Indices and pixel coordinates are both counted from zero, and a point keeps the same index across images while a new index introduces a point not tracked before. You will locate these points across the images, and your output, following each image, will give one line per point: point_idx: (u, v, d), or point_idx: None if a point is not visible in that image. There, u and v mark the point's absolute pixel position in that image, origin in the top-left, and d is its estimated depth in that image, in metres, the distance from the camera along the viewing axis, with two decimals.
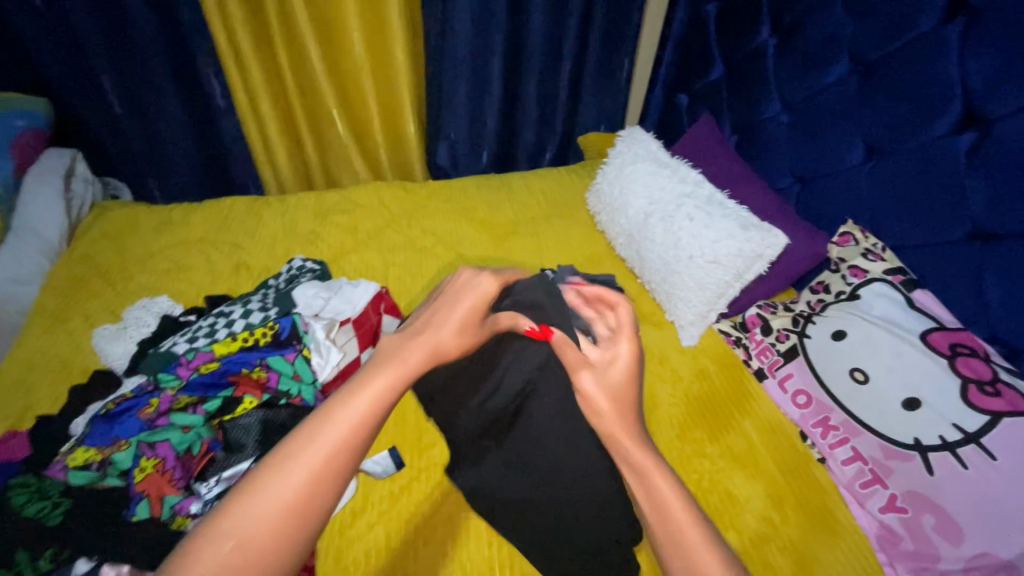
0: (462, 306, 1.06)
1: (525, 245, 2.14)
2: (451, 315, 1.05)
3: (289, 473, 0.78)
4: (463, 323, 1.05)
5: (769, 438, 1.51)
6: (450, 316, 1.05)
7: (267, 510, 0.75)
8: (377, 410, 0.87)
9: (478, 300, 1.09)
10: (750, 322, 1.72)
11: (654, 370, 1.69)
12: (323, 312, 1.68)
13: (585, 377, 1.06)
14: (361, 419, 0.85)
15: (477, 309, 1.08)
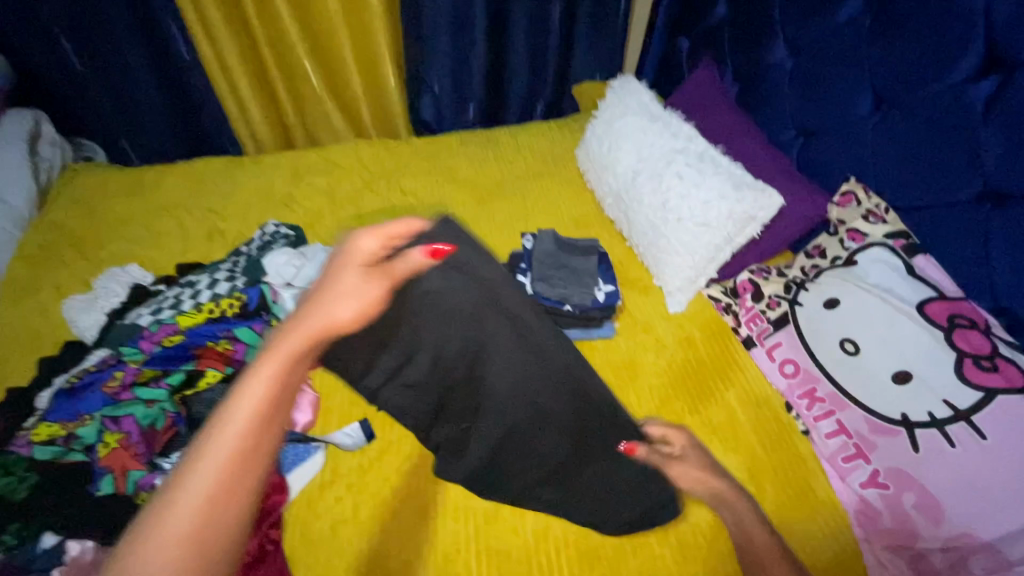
0: (352, 264, 1.08)
1: (510, 207, 2.04)
2: (335, 283, 1.03)
3: (168, 518, 0.73)
4: (358, 277, 1.07)
5: (752, 410, 1.45)
6: (341, 278, 1.04)
7: (161, 547, 0.71)
8: (259, 415, 0.83)
9: (364, 257, 1.09)
10: (741, 287, 1.63)
11: (637, 339, 1.62)
12: (295, 280, 1.59)
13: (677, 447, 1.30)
14: (243, 432, 0.81)
15: (373, 257, 1.11)
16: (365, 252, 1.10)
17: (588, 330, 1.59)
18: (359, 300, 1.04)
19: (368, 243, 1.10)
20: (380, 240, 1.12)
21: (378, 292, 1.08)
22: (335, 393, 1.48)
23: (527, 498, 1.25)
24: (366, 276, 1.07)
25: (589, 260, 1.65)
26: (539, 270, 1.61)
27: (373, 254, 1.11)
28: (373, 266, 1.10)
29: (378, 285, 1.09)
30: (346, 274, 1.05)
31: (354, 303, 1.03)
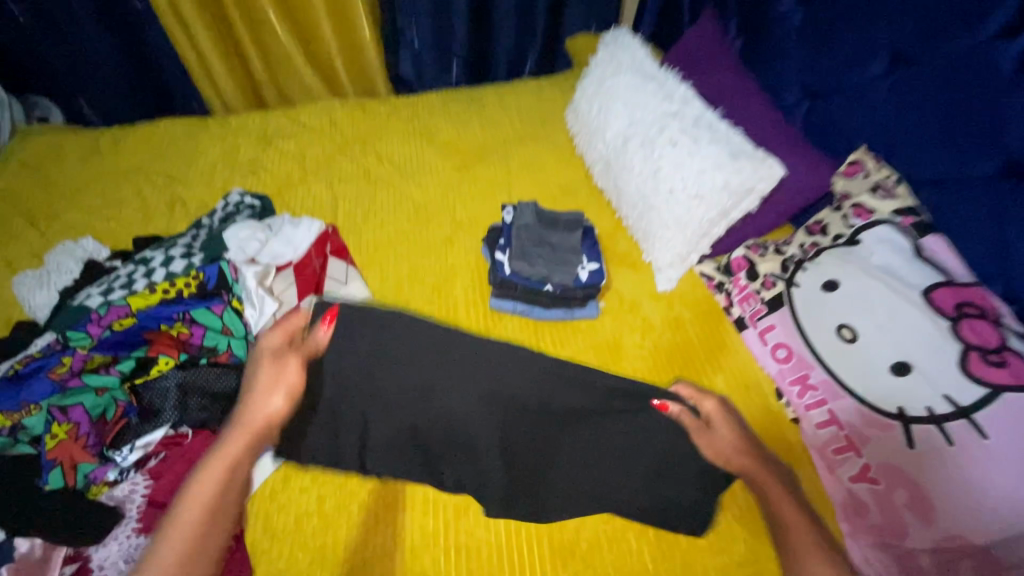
0: (267, 359, 1.20)
1: (492, 174, 1.91)
2: (255, 380, 1.17)
3: None
4: (275, 370, 1.18)
5: (740, 395, 1.39)
6: (259, 376, 1.18)
7: None
8: (198, 517, 0.98)
9: (269, 347, 1.21)
10: (734, 265, 1.54)
11: (623, 318, 1.53)
12: (259, 257, 1.52)
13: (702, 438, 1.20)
14: (185, 534, 0.95)
15: (285, 347, 1.23)
16: (272, 344, 1.22)
17: (570, 311, 1.51)
18: (282, 384, 1.17)
19: (272, 335, 1.22)
20: (279, 328, 1.24)
21: (295, 374, 1.19)
22: None
23: (500, 491, 1.19)
24: (279, 363, 1.19)
25: (572, 237, 1.54)
26: (518, 247, 1.51)
27: (277, 342, 1.22)
28: (282, 354, 1.21)
29: (294, 367, 1.19)
30: (263, 369, 1.18)
31: (281, 391, 1.17)
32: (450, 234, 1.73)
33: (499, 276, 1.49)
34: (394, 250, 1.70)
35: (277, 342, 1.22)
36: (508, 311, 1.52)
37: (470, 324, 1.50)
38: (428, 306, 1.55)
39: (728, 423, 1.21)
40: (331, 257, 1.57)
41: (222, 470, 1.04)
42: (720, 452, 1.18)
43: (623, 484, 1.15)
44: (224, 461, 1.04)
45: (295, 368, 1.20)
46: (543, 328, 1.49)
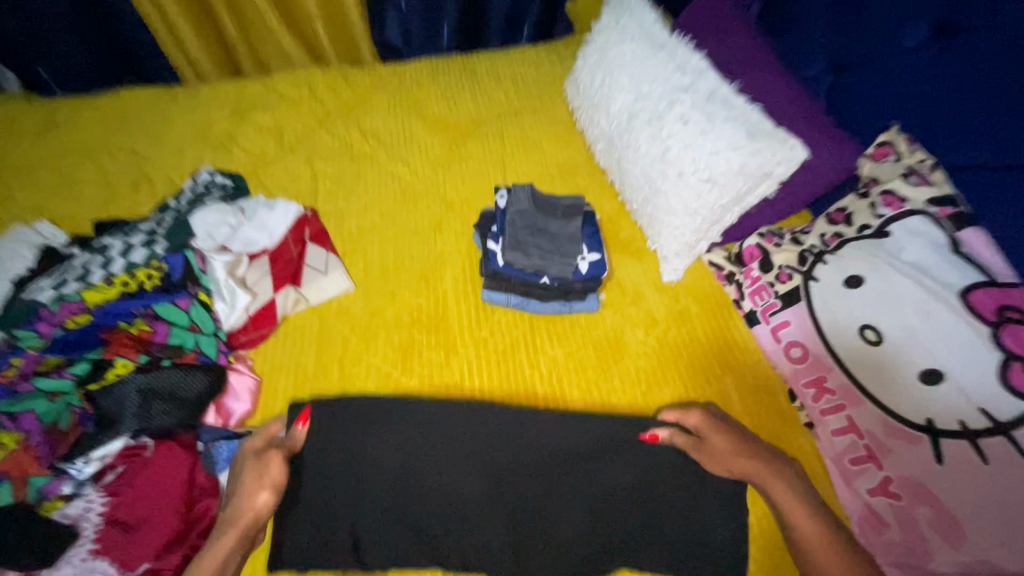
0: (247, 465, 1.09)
1: (486, 152, 1.76)
2: (236, 484, 1.07)
3: None
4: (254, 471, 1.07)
5: (751, 397, 1.29)
6: (240, 483, 1.07)
7: None
8: None
9: (249, 450, 1.12)
10: (746, 254, 1.42)
11: (625, 312, 1.43)
12: (231, 244, 1.42)
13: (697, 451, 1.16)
14: None
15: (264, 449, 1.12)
16: (253, 445, 1.13)
17: (569, 304, 1.39)
18: (263, 483, 1.05)
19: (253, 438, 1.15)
20: (260, 431, 1.16)
21: (276, 473, 1.06)
22: (279, 377, 1.30)
23: (492, 500, 1.15)
24: (257, 463, 1.08)
25: (571, 224, 1.41)
26: (512, 236, 1.38)
27: (257, 443, 1.13)
28: (259, 452, 1.11)
29: (273, 463, 1.07)
30: (244, 472, 1.07)
31: (263, 491, 1.04)
32: (440, 218, 1.60)
33: (493, 268, 1.38)
34: (378, 235, 1.57)
35: (257, 443, 1.13)
36: (500, 303, 1.41)
37: (461, 318, 1.40)
38: (416, 298, 1.44)
39: (719, 430, 1.15)
40: (309, 243, 1.48)
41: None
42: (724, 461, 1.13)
43: (618, 489, 1.17)
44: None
45: (275, 465, 1.07)
46: (539, 322, 1.39)
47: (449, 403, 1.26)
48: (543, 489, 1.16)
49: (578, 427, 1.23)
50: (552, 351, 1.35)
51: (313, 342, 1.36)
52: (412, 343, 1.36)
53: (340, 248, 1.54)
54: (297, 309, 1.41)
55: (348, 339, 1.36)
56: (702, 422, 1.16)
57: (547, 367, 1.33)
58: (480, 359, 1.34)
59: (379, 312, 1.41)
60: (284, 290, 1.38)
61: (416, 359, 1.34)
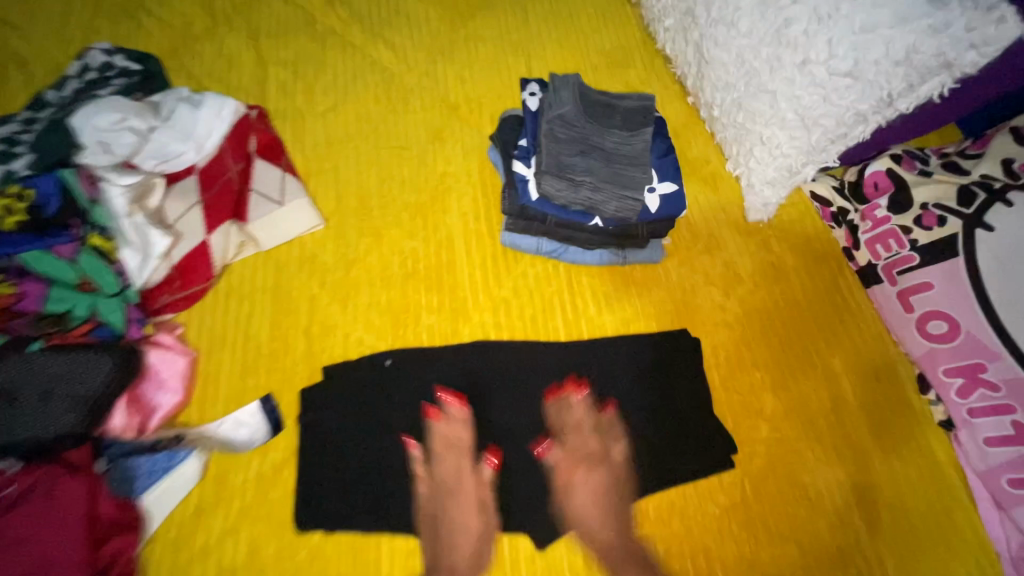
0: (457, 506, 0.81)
1: (501, 30, 1.27)
2: (437, 534, 0.80)
3: None
4: (469, 514, 0.81)
5: (867, 385, 0.96)
6: (457, 528, 0.80)
7: None
8: None
9: (438, 485, 0.83)
10: (867, 184, 1.04)
11: (697, 262, 1.05)
12: (139, 161, 0.98)
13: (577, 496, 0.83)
14: None
15: (472, 482, 0.83)
16: (431, 481, 0.84)
17: (622, 254, 1.01)
18: (472, 536, 0.80)
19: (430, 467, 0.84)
20: (443, 452, 0.84)
21: (478, 522, 0.81)
22: (226, 354, 0.94)
23: (521, 527, 0.83)
24: (456, 511, 0.81)
25: (637, 139, 0.93)
26: (552, 155, 0.90)
27: (446, 475, 0.83)
28: (452, 489, 0.82)
29: (479, 514, 0.81)
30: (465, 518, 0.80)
31: (468, 545, 0.79)
32: (441, 125, 1.16)
33: (520, 202, 0.93)
34: (356, 149, 1.13)
35: (444, 475, 0.83)
36: (528, 249, 1.02)
37: (473, 271, 1.01)
38: (410, 240, 1.04)
39: (589, 488, 0.83)
40: (255, 159, 1.06)
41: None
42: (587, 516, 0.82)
43: (691, 511, 0.86)
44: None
45: (482, 511, 0.81)
46: (580, 277, 1.02)
47: (454, 393, 0.90)
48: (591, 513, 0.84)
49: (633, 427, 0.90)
50: (601, 319, 0.99)
51: (269, 302, 0.98)
52: (406, 305, 0.98)
53: (302, 168, 1.11)
54: (244, 257, 1.01)
55: (317, 298, 0.98)
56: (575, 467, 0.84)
57: (591, 338, 0.97)
58: (501, 328, 0.97)
59: (359, 260, 1.02)
60: (222, 226, 0.98)
61: (411, 327, 0.96)
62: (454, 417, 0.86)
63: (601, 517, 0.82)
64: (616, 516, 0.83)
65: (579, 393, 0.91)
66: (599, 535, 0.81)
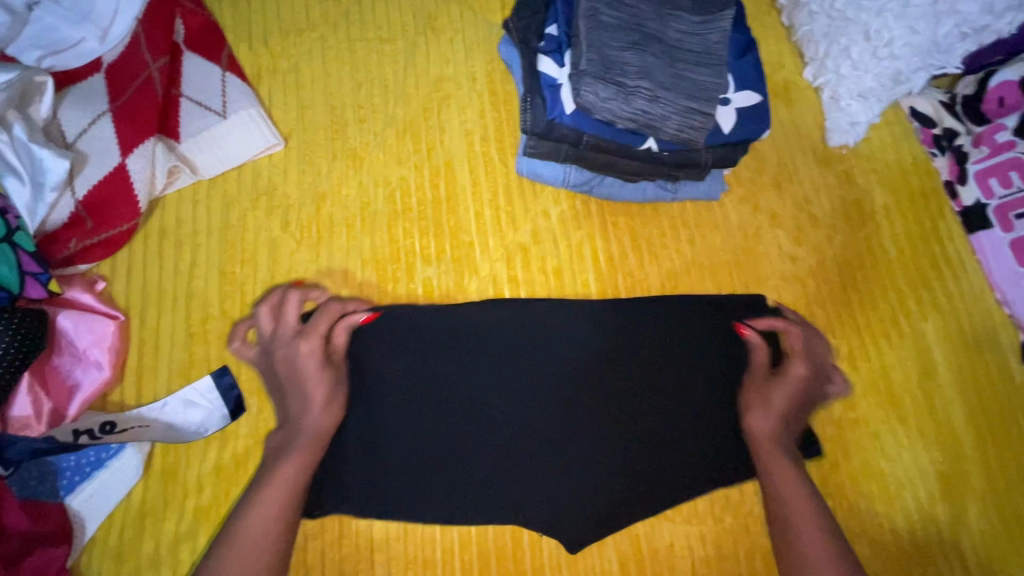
0: (286, 364, 0.67)
1: None
2: (283, 398, 0.67)
3: None
4: (304, 374, 0.66)
5: (961, 355, 0.78)
6: (295, 385, 0.66)
7: None
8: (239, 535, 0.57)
9: (273, 341, 0.68)
10: (989, 99, 0.81)
11: (763, 197, 0.83)
12: (20, 51, 0.72)
13: (788, 375, 0.71)
14: None
15: (304, 332, 0.68)
16: (267, 339, 0.69)
17: (672, 188, 0.80)
18: (313, 390, 0.65)
19: (262, 323, 0.69)
20: (281, 307, 0.70)
21: (320, 380, 0.66)
22: (165, 314, 0.73)
23: (546, 528, 0.67)
24: (292, 365, 0.66)
25: (709, 30, 0.69)
26: (597, 48, 0.65)
27: (283, 333, 0.68)
28: (288, 344, 0.67)
29: (311, 371, 0.66)
30: (295, 375, 0.66)
31: (312, 411, 0.65)
32: (435, 10, 0.88)
33: (547, 117, 0.68)
34: (321, 42, 0.85)
35: (276, 330, 0.69)
36: (552, 180, 0.79)
37: (481, 209, 0.79)
38: (399, 164, 0.80)
39: (800, 386, 0.71)
40: (184, 51, 0.79)
41: (280, 520, 0.59)
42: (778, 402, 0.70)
43: (750, 508, 0.71)
44: (274, 514, 0.59)
45: (328, 363, 0.67)
46: (617, 218, 0.80)
47: (459, 364, 0.71)
48: (628, 513, 0.69)
49: (686, 408, 0.73)
50: (643, 273, 0.78)
51: (217, 247, 0.76)
52: (395, 253, 0.76)
53: (251, 68, 0.84)
54: (178, 189, 0.78)
55: (281, 242, 0.76)
56: (801, 352, 0.73)
57: (632, 296, 0.77)
58: (517, 283, 0.76)
59: (334, 191, 0.78)
60: (144, 146, 0.72)
61: (403, 282, 0.75)
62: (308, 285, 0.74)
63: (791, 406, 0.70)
64: (801, 420, 0.71)
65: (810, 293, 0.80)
66: (773, 416, 0.69)
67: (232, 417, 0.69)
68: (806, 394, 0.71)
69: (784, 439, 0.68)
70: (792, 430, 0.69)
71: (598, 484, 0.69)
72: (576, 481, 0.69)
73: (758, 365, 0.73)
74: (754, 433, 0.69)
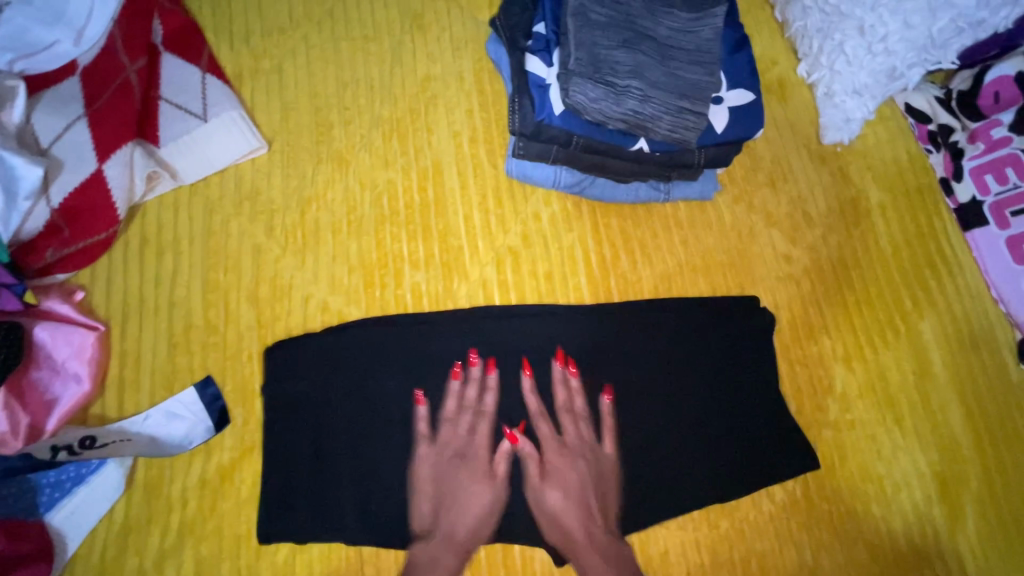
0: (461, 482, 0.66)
1: None
2: (440, 514, 0.66)
3: None
4: (475, 498, 0.66)
5: (957, 354, 0.78)
6: (464, 502, 0.66)
7: None
8: None
9: (445, 453, 0.67)
10: (984, 94, 0.80)
11: (758, 197, 0.82)
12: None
13: (554, 435, 0.69)
14: None
15: (483, 456, 0.67)
16: (444, 454, 0.67)
17: (665, 188, 0.79)
18: (482, 514, 0.66)
19: (443, 434, 0.68)
20: (459, 417, 0.68)
21: (490, 499, 0.66)
22: (147, 324, 0.71)
23: (539, 538, 0.66)
24: (469, 490, 0.66)
25: (702, 26, 0.68)
26: (586, 46, 0.63)
27: (457, 442, 0.68)
28: (462, 458, 0.67)
29: (486, 495, 0.66)
30: (465, 498, 0.66)
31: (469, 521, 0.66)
32: (420, 8, 0.86)
33: (536, 118, 0.66)
34: (304, 41, 0.83)
35: (461, 442, 0.68)
36: (543, 182, 0.77)
37: (470, 212, 0.77)
38: (385, 166, 0.78)
39: (584, 447, 0.69)
40: (161, 52, 0.77)
41: None
42: (553, 464, 0.68)
43: (747, 514, 0.70)
44: None
45: (458, 424, 0.68)
46: (609, 219, 0.79)
47: (449, 370, 0.70)
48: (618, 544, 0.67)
49: (680, 412, 0.71)
50: (636, 275, 0.77)
51: (199, 254, 0.74)
52: (382, 258, 0.75)
53: (233, 69, 0.82)
54: (158, 195, 0.76)
55: (264, 249, 0.74)
56: (568, 414, 0.70)
57: (624, 300, 0.75)
58: (508, 287, 0.75)
59: (319, 195, 0.77)
60: (120, 151, 0.70)
61: (391, 287, 0.74)
62: (475, 377, 0.70)
63: (574, 468, 0.68)
64: (588, 480, 0.68)
65: (799, 297, 0.78)
66: (565, 480, 0.68)
67: (217, 428, 0.68)
68: (587, 455, 0.69)
69: (573, 503, 0.67)
70: (594, 494, 0.67)
71: (593, 492, 0.68)
72: (570, 489, 0.67)
73: (563, 416, 0.70)
74: (544, 498, 0.67)
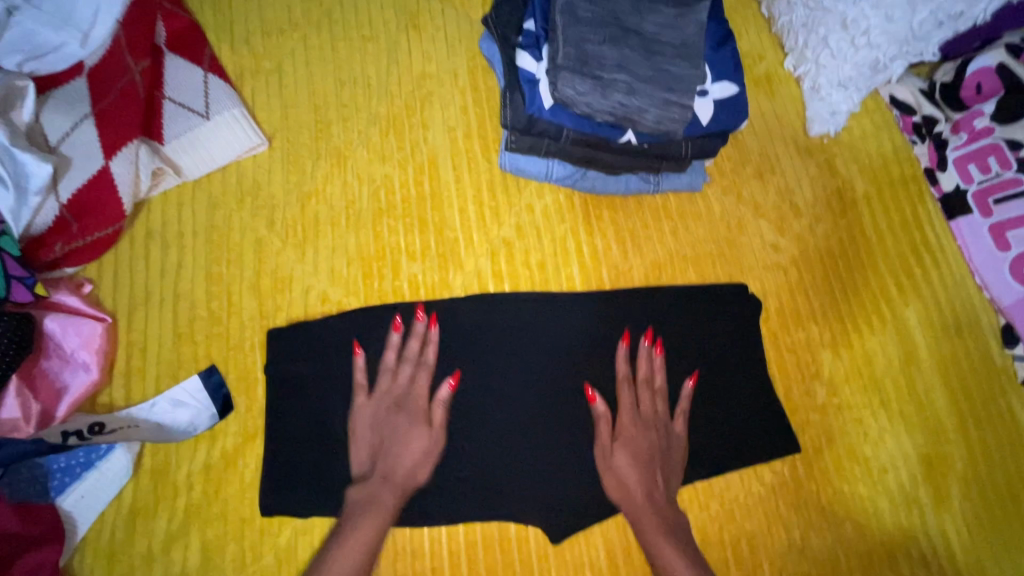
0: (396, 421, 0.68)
1: None
2: (377, 451, 0.67)
3: None
4: (406, 436, 0.67)
5: (942, 339, 0.79)
6: (404, 441, 0.67)
7: None
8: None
9: (383, 401, 0.69)
10: (967, 85, 0.82)
11: (747, 187, 0.84)
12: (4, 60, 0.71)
13: (626, 403, 0.71)
14: None
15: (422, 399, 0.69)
16: (381, 398, 0.69)
17: (654, 180, 0.80)
18: (417, 452, 0.67)
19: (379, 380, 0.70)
20: (398, 367, 0.70)
21: (425, 438, 0.68)
22: (153, 316, 0.73)
23: (534, 519, 0.68)
24: (404, 429, 0.67)
25: (686, 22, 0.70)
26: (574, 42, 0.65)
27: (397, 388, 0.69)
28: (400, 401, 0.69)
29: (417, 435, 0.68)
30: (395, 437, 0.67)
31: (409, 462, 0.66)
32: (416, 8, 0.88)
33: (527, 112, 0.69)
34: (303, 42, 0.86)
35: (395, 386, 0.69)
36: (535, 175, 0.79)
37: (465, 205, 0.79)
38: (382, 161, 0.80)
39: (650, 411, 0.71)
40: (165, 52, 0.80)
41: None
42: (628, 431, 0.70)
43: (737, 495, 0.72)
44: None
45: (398, 374, 0.70)
46: (600, 210, 0.81)
47: (391, 325, 0.72)
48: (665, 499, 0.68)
49: (604, 399, 0.71)
50: (626, 265, 0.79)
51: (203, 247, 0.76)
52: (380, 250, 0.77)
53: (233, 69, 0.84)
54: (162, 191, 0.78)
55: (266, 242, 0.77)
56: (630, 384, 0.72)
57: (614, 289, 0.77)
58: (502, 277, 0.77)
59: (319, 189, 0.79)
60: (126, 149, 0.72)
61: (389, 279, 0.76)
62: (419, 332, 0.72)
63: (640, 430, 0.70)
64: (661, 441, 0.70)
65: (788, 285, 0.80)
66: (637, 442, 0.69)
67: (221, 415, 0.70)
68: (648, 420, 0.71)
69: (643, 465, 0.68)
70: (654, 452, 0.69)
71: (586, 475, 0.69)
72: (564, 473, 0.69)
73: (630, 386, 0.72)
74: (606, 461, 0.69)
